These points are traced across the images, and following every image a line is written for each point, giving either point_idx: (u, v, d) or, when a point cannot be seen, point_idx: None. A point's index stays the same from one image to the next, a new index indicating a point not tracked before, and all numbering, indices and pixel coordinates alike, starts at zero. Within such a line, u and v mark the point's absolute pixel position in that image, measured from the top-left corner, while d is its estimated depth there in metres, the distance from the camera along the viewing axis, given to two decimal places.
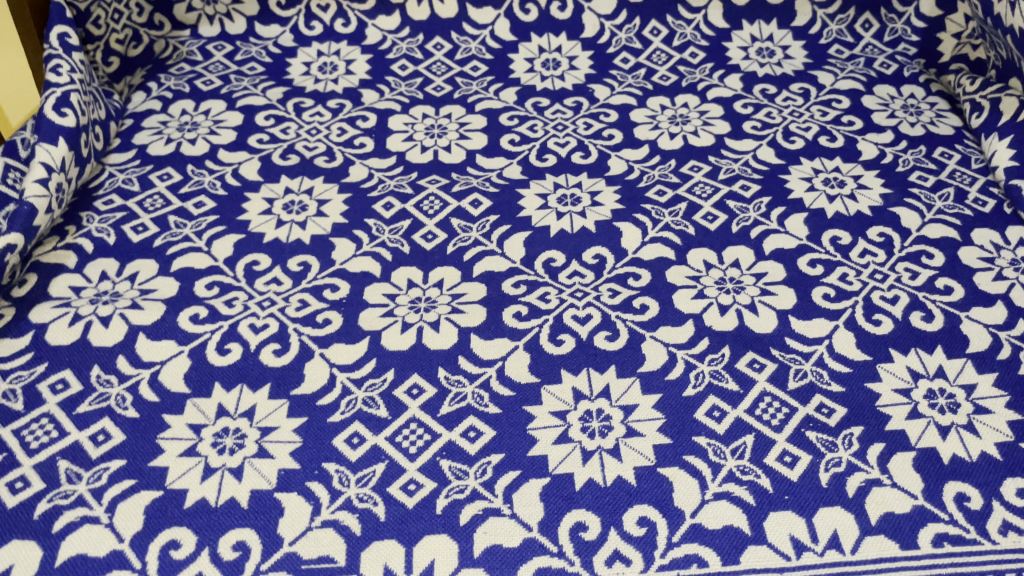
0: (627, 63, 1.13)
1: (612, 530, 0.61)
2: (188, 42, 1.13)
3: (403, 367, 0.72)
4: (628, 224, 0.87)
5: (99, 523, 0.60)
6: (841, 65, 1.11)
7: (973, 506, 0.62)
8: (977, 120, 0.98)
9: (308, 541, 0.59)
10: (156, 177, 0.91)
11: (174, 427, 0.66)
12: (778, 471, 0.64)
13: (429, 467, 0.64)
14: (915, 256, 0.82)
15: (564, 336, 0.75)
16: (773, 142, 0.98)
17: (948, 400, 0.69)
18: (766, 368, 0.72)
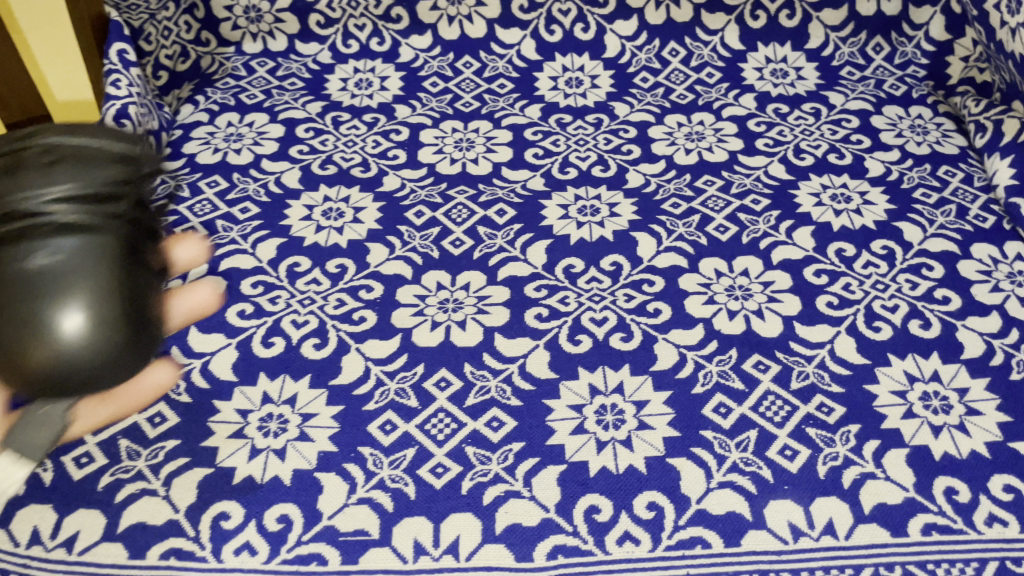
0: (646, 83, 1.19)
1: (623, 513, 0.66)
2: (233, 59, 1.20)
3: (432, 362, 0.78)
4: (644, 234, 0.93)
5: (157, 495, 0.66)
6: (852, 86, 1.16)
7: (961, 499, 0.66)
8: (981, 141, 1.02)
9: (345, 515, 0.65)
10: (205, 183, 0.98)
11: (224, 412, 0.72)
12: (779, 463, 0.69)
13: (455, 452, 0.70)
14: (916, 268, 0.87)
15: (582, 336, 0.80)
16: (784, 159, 1.03)
17: (942, 402, 0.74)
18: (770, 369, 0.77)
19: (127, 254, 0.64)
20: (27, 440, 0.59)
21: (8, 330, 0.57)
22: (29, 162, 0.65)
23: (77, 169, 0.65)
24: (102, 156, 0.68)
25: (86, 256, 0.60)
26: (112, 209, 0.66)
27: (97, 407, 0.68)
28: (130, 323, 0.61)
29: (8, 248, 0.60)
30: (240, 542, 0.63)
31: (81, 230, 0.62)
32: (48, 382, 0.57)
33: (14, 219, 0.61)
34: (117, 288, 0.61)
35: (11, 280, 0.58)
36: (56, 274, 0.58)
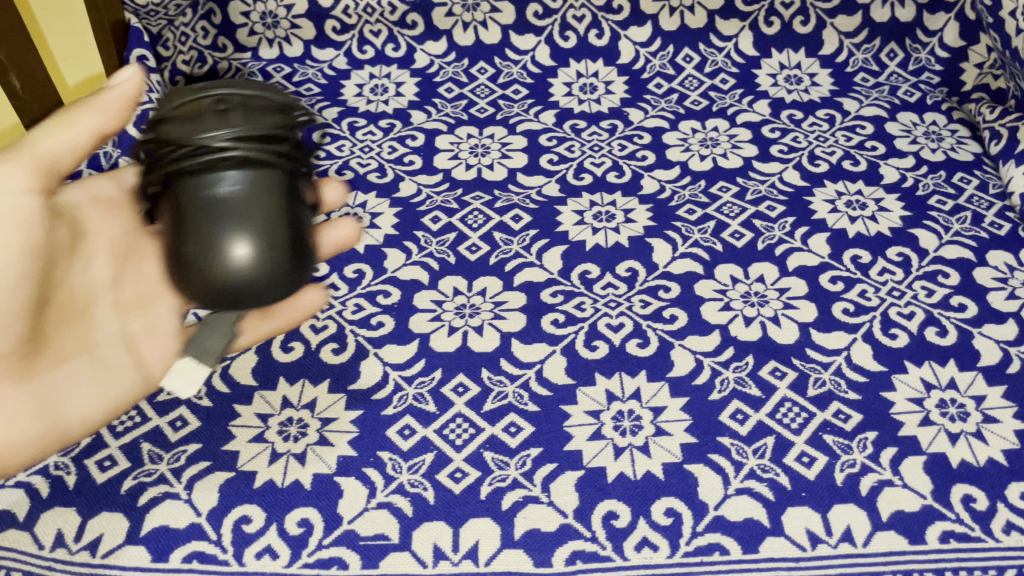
0: (660, 89, 1.19)
1: (641, 519, 0.66)
2: (250, 64, 1.22)
3: (449, 367, 0.78)
4: (660, 240, 0.93)
5: (179, 498, 0.66)
6: (866, 93, 1.17)
7: (978, 507, 0.67)
8: (996, 148, 1.02)
9: (365, 520, 0.66)
10: None
11: (244, 416, 0.73)
12: (796, 470, 0.69)
13: (474, 458, 0.70)
14: (932, 275, 0.87)
15: (598, 342, 0.81)
16: (799, 166, 1.04)
17: (959, 409, 0.74)
18: (787, 376, 0.77)
19: (289, 189, 0.64)
20: (207, 344, 0.66)
21: (189, 255, 0.59)
22: (208, 107, 0.63)
23: (247, 115, 0.63)
24: (265, 107, 0.65)
25: (254, 190, 0.61)
26: (276, 149, 0.64)
27: (264, 323, 0.74)
28: (298, 246, 0.63)
29: (184, 183, 0.60)
30: (261, 546, 0.64)
31: (248, 165, 0.61)
32: (222, 295, 0.60)
33: (196, 156, 0.61)
34: (280, 214, 0.61)
35: (199, 208, 0.59)
36: (242, 204, 0.60)
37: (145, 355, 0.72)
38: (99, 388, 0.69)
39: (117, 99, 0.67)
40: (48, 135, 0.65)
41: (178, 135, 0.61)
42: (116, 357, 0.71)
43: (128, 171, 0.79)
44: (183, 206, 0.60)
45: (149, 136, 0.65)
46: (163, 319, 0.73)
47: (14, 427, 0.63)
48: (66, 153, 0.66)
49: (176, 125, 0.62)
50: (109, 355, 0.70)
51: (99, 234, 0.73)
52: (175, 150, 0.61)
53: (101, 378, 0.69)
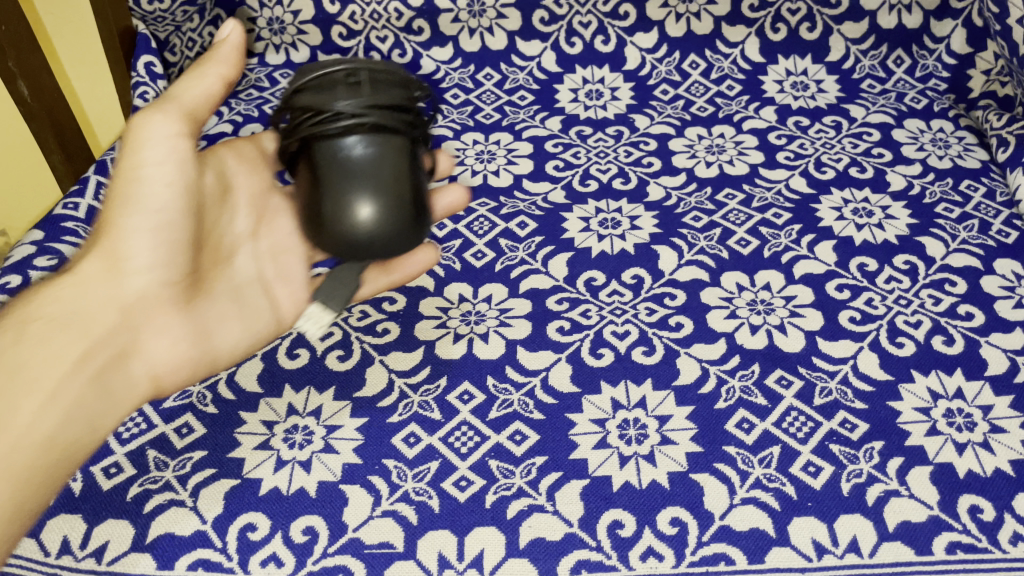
0: (666, 95, 1.19)
1: (647, 529, 0.66)
2: (256, 70, 1.22)
3: (455, 375, 0.78)
4: (665, 247, 0.93)
5: (184, 506, 0.67)
6: (873, 99, 1.16)
7: (985, 517, 0.66)
8: (1004, 155, 1.02)
9: (370, 528, 0.66)
10: None
11: (250, 423, 0.73)
12: (802, 479, 0.69)
13: (479, 466, 0.70)
14: (938, 283, 0.87)
15: (604, 350, 0.81)
16: (806, 173, 1.03)
17: (965, 419, 0.74)
18: (793, 385, 0.77)
19: (414, 156, 0.66)
20: (330, 292, 0.67)
21: (323, 214, 0.63)
22: (339, 78, 0.65)
23: (376, 87, 0.65)
24: (393, 77, 0.66)
25: (384, 155, 0.63)
26: (402, 119, 0.66)
27: (382, 277, 0.76)
28: (423, 211, 0.65)
29: (319, 148, 0.63)
30: (266, 554, 0.64)
31: (378, 131, 0.64)
32: (351, 255, 0.63)
33: (333, 121, 0.63)
34: (408, 181, 0.64)
35: (334, 171, 0.62)
36: (374, 168, 0.62)
37: (280, 300, 0.76)
38: (241, 323, 0.74)
39: (231, 50, 0.70)
40: (188, 84, 0.68)
41: (313, 101, 0.64)
42: (255, 298, 0.75)
43: (263, 133, 0.83)
44: (318, 170, 0.63)
45: (284, 101, 0.67)
46: (295, 268, 0.76)
47: (175, 351, 0.70)
48: (209, 99, 0.69)
49: (310, 94, 0.64)
50: (250, 294, 0.75)
51: (241, 187, 0.77)
52: (311, 116, 0.64)
53: (245, 316, 0.74)
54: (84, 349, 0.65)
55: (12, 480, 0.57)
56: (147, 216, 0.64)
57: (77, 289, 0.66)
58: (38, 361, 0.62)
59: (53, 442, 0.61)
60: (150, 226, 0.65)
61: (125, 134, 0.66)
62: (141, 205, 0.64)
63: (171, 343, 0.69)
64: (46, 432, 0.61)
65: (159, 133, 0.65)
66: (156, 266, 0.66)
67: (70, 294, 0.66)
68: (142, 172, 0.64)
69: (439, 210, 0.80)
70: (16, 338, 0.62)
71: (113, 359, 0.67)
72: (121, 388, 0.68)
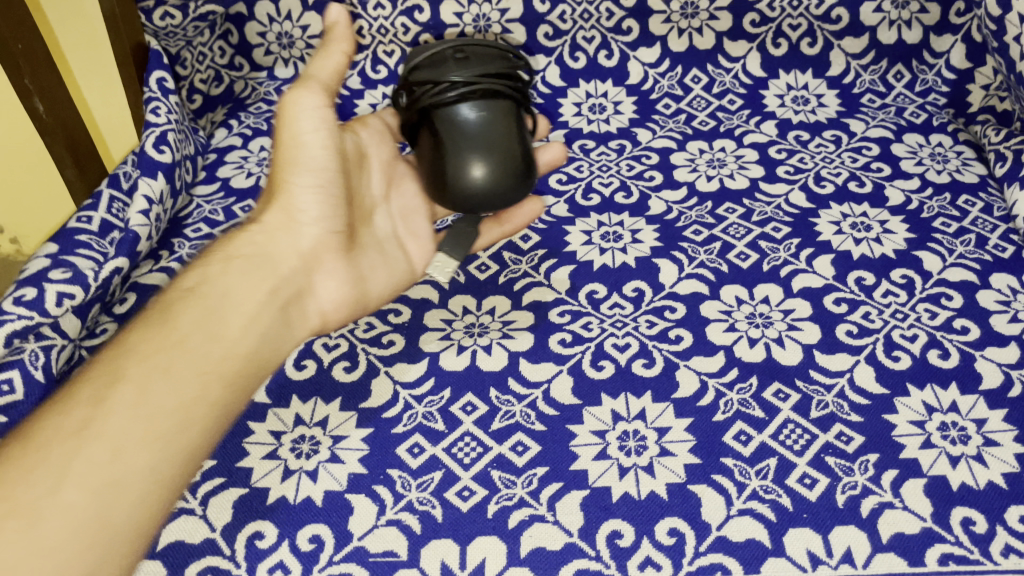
0: (669, 109, 1.21)
1: (645, 539, 0.67)
2: (266, 83, 1.27)
3: (458, 386, 0.80)
4: (666, 261, 0.94)
5: (194, 514, 0.68)
6: (873, 114, 1.18)
7: (978, 529, 0.67)
8: (1001, 170, 1.03)
9: (374, 537, 0.67)
10: (239, 208, 1.01)
11: (258, 433, 0.75)
12: (798, 491, 0.70)
13: (481, 476, 0.72)
14: (935, 297, 0.88)
15: (605, 362, 0.82)
16: (805, 187, 1.05)
17: (960, 432, 0.75)
18: (791, 398, 0.78)
19: (513, 115, 0.82)
20: (453, 246, 0.86)
21: (442, 169, 0.79)
22: (450, 56, 0.83)
23: (481, 61, 0.82)
24: (493, 53, 0.84)
25: (489, 117, 0.79)
26: (508, 86, 0.82)
27: (496, 229, 0.88)
28: (521, 162, 0.80)
29: (439, 114, 0.80)
30: (273, 561, 0.66)
31: (487, 98, 0.80)
32: (468, 203, 0.79)
33: (449, 91, 0.80)
34: (515, 136, 0.80)
35: (453, 131, 0.79)
36: (484, 130, 0.78)
37: (412, 254, 0.86)
38: (389, 270, 0.83)
39: (344, 31, 0.78)
40: (320, 63, 0.77)
41: (431, 76, 0.81)
42: (394, 251, 0.84)
43: (385, 112, 0.94)
44: (438, 132, 0.80)
45: (403, 80, 0.85)
46: (422, 228, 0.87)
47: (337, 292, 0.79)
48: (339, 70, 0.78)
49: (427, 71, 0.82)
50: (393, 246, 0.85)
51: (375, 155, 0.86)
52: (430, 89, 0.81)
53: (390, 266, 0.83)
54: (272, 286, 0.74)
55: (216, 399, 0.65)
56: (314, 172, 0.75)
57: (267, 232, 0.77)
58: (241, 290, 0.72)
59: (252, 358, 0.70)
60: (321, 180, 0.76)
61: (278, 111, 0.76)
62: (306, 165, 0.75)
63: (338, 284, 0.79)
64: (243, 355, 0.69)
65: (307, 108, 0.75)
66: (328, 214, 0.77)
67: (261, 237, 0.76)
68: (300, 140, 0.75)
69: (543, 165, 0.92)
70: (222, 273, 0.73)
71: (294, 296, 0.76)
72: (297, 322, 0.77)
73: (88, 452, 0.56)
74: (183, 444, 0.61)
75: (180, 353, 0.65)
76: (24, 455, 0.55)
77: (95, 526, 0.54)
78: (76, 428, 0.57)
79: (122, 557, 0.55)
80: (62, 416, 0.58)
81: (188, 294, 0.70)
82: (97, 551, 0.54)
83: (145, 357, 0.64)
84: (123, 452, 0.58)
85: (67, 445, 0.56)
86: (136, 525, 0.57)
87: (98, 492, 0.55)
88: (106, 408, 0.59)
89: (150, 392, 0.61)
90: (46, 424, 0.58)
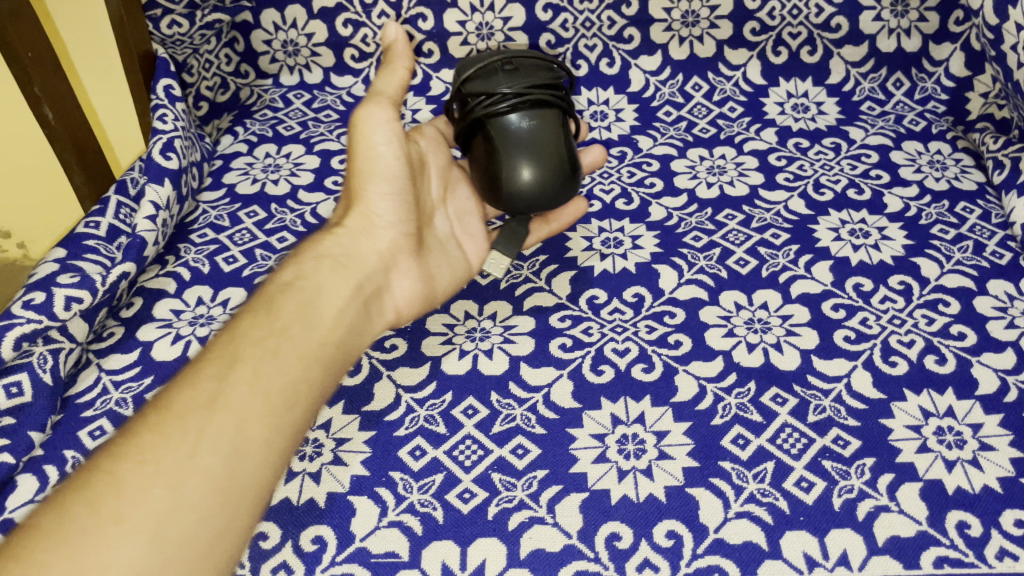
0: (670, 116, 1.22)
1: (643, 541, 0.68)
2: (271, 91, 1.29)
3: (459, 390, 0.81)
4: (666, 266, 0.96)
5: None
6: (872, 122, 1.19)
7: (972, 533, 0.68)
8: (999, 177, 1.04)
9: (376, 538, 0.68)
10: (244, 214, 1.02)
11: None
12: (795, 494, 0.71)
13: (482, 478, 0.73)
14: (932, 303, 0.89)
15: (604, 367, 0.83)
16: (804, 194, 1.06)
17: (956, 437, 0.76)
18: (788, 402, 0.79)
19: (558, 123, 0.87)
20: (505, 245, 0.92)
21: (495, 174, 0.85)
22: (500, 68, 0.89)
23: (529, 74, 0.88)
24: (538, 66, 0.89)
25: (538, 126, 0.85)
26: (553, 96, 0.88)
27: (544, 227, 0.97)
28: (566, 167, 0.86)
29: (489, 123, 0.86)
30: (277, 562, 0.67)
31: (535, 108, 0.86)
32: (517, 204, 0.85)
33: (499, 102, 0.86)
34: (560, 141, 0.86)
35: (503, 139, 0.85)
36: (533, 137, 0.84)
37: (469, 252, 0.94)
38: (454, 268, 0.92)
39: (404, 48, 0.89)
40: (385, 80, 0.88)
41: (482, 88, 0.87)
42: (453, 249, 0.93)
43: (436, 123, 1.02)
44: (491, 140, 0.85)
45: (455, 92, 0.91)
46: (476, 228, 0.96)
47: (410, 287, 0.87)
48: (402, 85, 0.88)
49: (479, 83, 0.88)
50: (455, 247, 0.93)
51: (433, 164, 0.95)
52: (481, 100, 0.87)
53: (451, 264, 0.92)
54: (357, 281, 0.83)
55: (314, 378, 0.73)
56: (388, 180, 0.86)
57: (350, 235, 0.86)
58: (331, 284, 0.82)
59: (341, 346, 0.78)
60: (395, 188, 0.86)
61: (351, 128, 0.87)
62: (380, 173, 0.86)
63: (412, 280, 0.87)
64: (335, 340, 0.78)
65: (379, 122, 0.85)
66: (401, 217, 0.87)
67: (344, 240, 0.86)
68: (376, 152, 0.85)
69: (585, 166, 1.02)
70: (314, 271, 0.82)
71: (375, 293, 0.85)
72: (377, 314, 0.85)
73: (218, 422, 0.65)
74: (290, 419, 0.69)
75: (283, 340, 0.74)
76: (163, 424, 0.63)
77: (228, 484, 0.62)
78: (206, 401, 0.66)
79: (252, 507, 0.63)
80: (191, 391, 0.66)
81: (286, 289, 0.80)
82: (230, 505, 0.62)
83: (255, 344, 0.72)
84: (245, 423, 0.66)
85: (200, 415, 0.65)
86: (258, 486, 0.64)
87: (229, 456, 0.63)
88: (228, 386, 0.68)
89: (262, 374, 0.70)
90: (178, 398, 0.66)
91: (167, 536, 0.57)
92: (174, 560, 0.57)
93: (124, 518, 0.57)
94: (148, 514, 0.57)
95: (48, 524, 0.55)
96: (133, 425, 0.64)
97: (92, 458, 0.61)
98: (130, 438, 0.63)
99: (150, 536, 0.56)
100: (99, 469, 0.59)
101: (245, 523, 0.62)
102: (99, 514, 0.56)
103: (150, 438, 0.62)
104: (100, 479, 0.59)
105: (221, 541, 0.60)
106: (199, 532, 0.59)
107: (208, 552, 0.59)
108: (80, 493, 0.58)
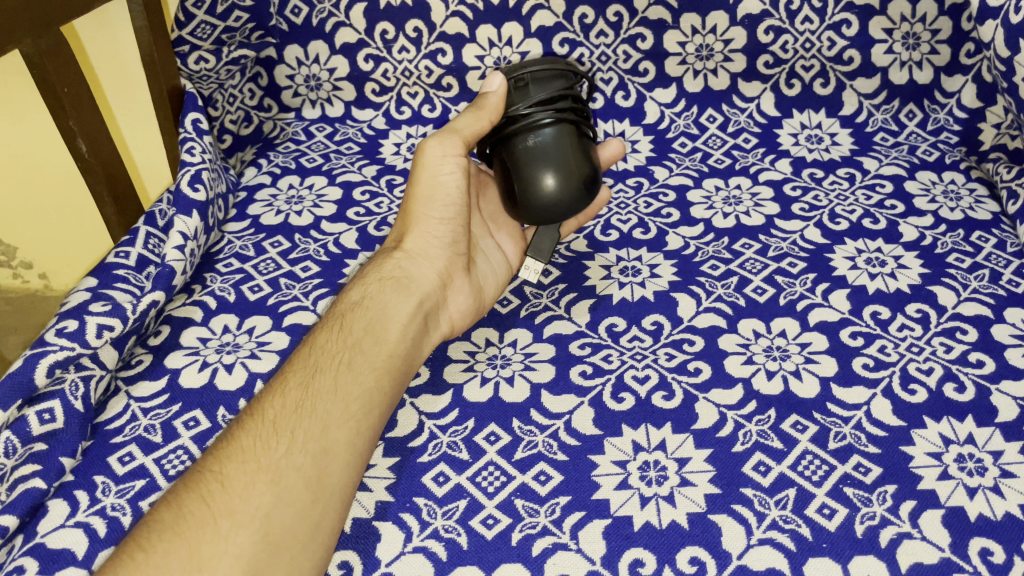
0: (685, 147, 1.25)
1: (666, 568, 0.68)
2: (294, 124, 1.32)
3: (482, 417, 0.82)
4: (685, 295, 0.97)
5: None
6: (885, 152, 1.21)
7: (996, 560, 0.68)
8: (1013, 207, 1.05)
9: (401, 563, 0.69)
10: (269, 244, 1.04)
11: None
12: (817, 521, 0.71)
13: (505, 505, 0.74)
14: (950, 331, 0.90)
15: (625, 394, 0.84)
16: (819, 224, 1.07)
17: (977, 464, 0.76)
18: (809, 429, 0.80)
19: (578, 135, 0.89)
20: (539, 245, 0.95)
21: (521, 193, 0.86)
22: (514, 83, 0.89)
23: (541, 87, 0.88)
24: (552, 75, 0.89)
25: (552, 142, 0.86)
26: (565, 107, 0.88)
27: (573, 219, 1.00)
28: (588, 180, 0.88)
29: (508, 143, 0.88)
30: None
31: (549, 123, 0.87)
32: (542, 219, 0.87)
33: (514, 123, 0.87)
34: (575, 155, 0.87)
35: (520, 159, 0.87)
36: (548, 155, 0.86)
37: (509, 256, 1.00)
38: (499, 275, 0.97)
39: (497, 102, 0.88)
40: (466, 120, 0.88)
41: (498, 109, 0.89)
42: (497, 257, 0.98)
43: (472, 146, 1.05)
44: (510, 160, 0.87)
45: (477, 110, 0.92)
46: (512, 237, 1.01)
47: (465, 301, 0.91)
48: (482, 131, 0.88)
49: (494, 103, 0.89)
50: (499, 252, 0.99)
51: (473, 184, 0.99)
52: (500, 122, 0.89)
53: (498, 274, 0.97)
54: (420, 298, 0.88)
55: (381, 390, 0.78)
56: (446, 206, 0.91)
57: (411, 256, 0.90)
58: (396, 302, 0.86)
59: (406, 360, 0.83)
60: (453, 211, 0.91)
61: (416, 157, 0.91)
62: (437, 202, 0.91)
63: (467, 295, 0.91)
64: (400, 352, 0.82)
65: (441, 154, 0.89)
66: (456, 237, 0.91)
67: (407, 260, 0.90)
68: (439, 180, 0.90)
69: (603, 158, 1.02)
70: (381, 288, 0.88)
71: (437, 309, 0.89)
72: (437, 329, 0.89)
73: (304, 426, 0.71)
74: (369, 421, 0.75)
75: (357, 353, 0.79)
76: (259, 430, 0.70)
77: (319, 482, 0.68)
78: (293, 409, 0.72)
79: (337, 510, 0.68)
80: (281, 399, 0.73)
81: (354, 307, 0.85)
82: (322, 501, 0.67)
83: (331, 356, 0.78)
84: (330, 426, 0.72)
85: (291, 420, 0.71)
86: (346, 482, 0.70)
87: (317, 456, 0.69)
88: (313, 394, 0.74)
89: (341, 382, 0.76)
90: (271, 405, 0.73)
91: (273, 527, 0.64)
92: (280, 548, 0.64)
93: (233, 512, 0.64)
94: (254, 508, 0.64)
95: (170, 519, 0.63)
96: (233, 431, 0.71)
97: (202, 462, 0.69)
98: (231, 442, 0.70)
99: (258, 526, 0.63)
100: (208, 471, 0.67)
101: (339, 515, 0.68)
102: (211, 510, 0.64)
103: (250, 442, 0.69)
104: (209, 479, 0.66)
105: (320, 532, 0.66)
106: (298, 524, 0.65)
107: (308, 541, 0.65)
108: (194, 493, 0.65)
